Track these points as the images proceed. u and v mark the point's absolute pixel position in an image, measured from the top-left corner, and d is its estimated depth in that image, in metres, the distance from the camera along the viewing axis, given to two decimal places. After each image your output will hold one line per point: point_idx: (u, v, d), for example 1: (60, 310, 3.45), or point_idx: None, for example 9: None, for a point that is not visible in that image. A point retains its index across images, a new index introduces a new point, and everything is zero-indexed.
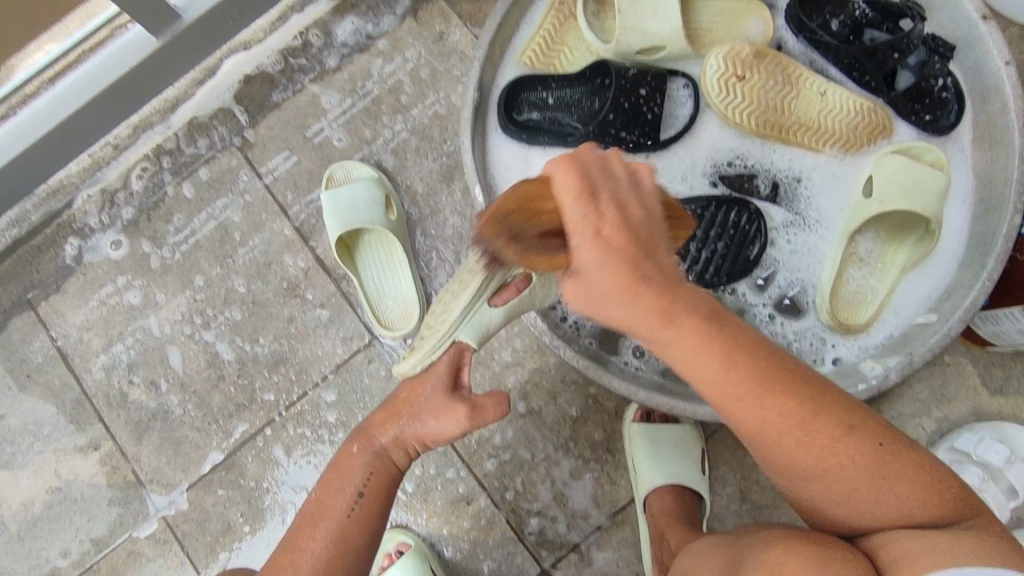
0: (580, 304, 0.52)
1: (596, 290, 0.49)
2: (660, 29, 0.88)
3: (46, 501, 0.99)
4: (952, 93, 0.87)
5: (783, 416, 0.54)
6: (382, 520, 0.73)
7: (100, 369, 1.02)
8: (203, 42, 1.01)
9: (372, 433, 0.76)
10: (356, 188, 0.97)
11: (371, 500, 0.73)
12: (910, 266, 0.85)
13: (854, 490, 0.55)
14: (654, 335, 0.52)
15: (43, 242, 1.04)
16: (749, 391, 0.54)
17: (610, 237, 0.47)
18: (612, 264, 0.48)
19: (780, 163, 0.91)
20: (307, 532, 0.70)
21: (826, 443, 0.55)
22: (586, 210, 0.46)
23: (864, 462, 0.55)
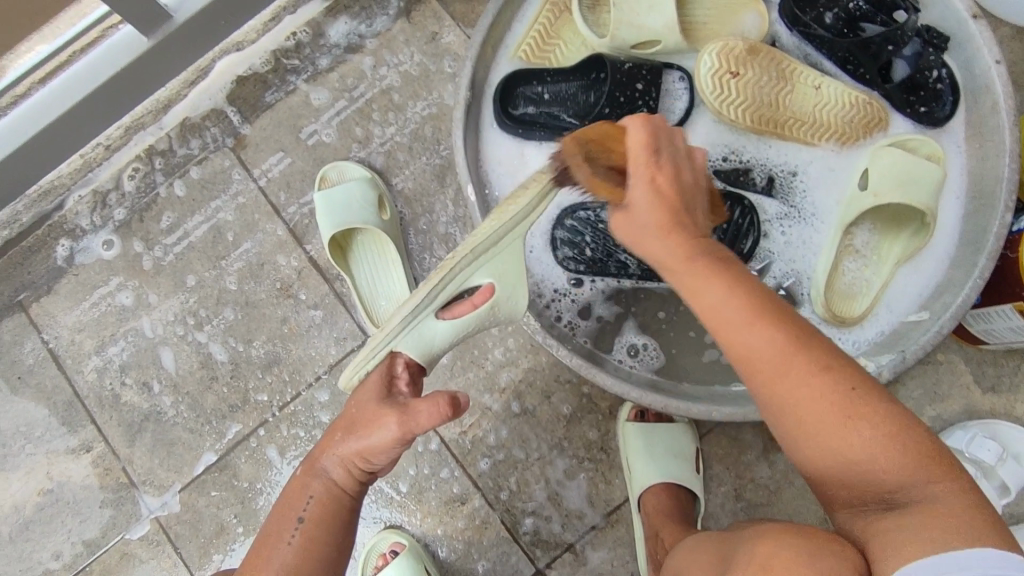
0: (623, 229, 0.61)
1: (637, 209, 0.59)
2: (655, 23, 0.88)
3: (38, 503, 0.98)
4: (947, 84, 0.87)
5: (776, 345, 0.54)
6: (341, 541, 0.69)
7: (92, 371, 1.01)
8: (194, 42, 1.01)
9: (317, 461, 0.70)
10: (348, 188, 0.97)
11: (314, 524, 0.68)
12: (905, 259, 0.85)
13: (843, 449, 0.52)
14: (675, 271, 0.59)
15: (35, 243, 1.04)
16: (742, 317, 0.55)
17: (632, 192, 0.58)
18: (656, 205, 0.58)
19: (775, 157, 0.91)
20: (256, 563, 0.67)
21: (816, 386, 0.53)
22: (646, 134, 0.57)
23: (855, 414, 0.52)
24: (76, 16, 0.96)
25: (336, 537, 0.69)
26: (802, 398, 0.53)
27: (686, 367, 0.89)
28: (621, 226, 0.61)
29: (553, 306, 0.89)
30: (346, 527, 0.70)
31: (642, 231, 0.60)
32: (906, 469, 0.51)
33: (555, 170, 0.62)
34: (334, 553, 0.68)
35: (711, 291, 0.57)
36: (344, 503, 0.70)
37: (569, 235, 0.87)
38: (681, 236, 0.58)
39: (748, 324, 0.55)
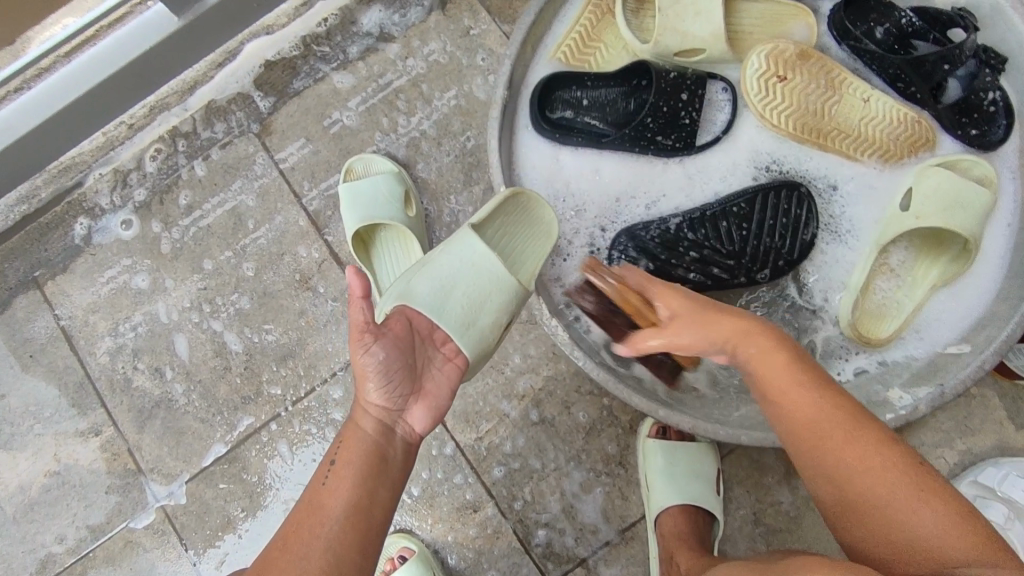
0: (664, 340, 0.67)
1: (681, 312, 0.67)
2: (700, 31, 0.85)
3: (44, 484, 0.97)
4: (1001, 107, 0.84)
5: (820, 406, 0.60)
6: (370, 497, 0.60)
7: (104, 354, 0.99)
8: (224, 24, 0.99)
9: (356, 421, 0.63)
10: (375, 183, 0.95)
11: (347, 466, 0.61)
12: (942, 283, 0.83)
13: (891, 496, 0.55)
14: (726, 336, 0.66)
15: (53, 219, 1.02)
16: (787, 392, 0.62)
17: (678, 306, 0.68)
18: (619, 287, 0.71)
19: (816, 169, 0.88)
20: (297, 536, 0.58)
21: (851, 437, 0.58)
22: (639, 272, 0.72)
23: (889, 466, 0.56)
24: None
25: (366, 486, 0.60)
26: (856, 464, 0.57)
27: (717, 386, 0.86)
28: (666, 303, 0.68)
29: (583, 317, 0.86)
30: (376, 486, 0.60)
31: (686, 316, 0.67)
32: (925, 512, 0.53)
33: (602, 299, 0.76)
34: (357, 507, 0.59)
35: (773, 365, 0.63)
36: (378, 461, 0.61)
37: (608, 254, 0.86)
38: (728, 323, 0.66)
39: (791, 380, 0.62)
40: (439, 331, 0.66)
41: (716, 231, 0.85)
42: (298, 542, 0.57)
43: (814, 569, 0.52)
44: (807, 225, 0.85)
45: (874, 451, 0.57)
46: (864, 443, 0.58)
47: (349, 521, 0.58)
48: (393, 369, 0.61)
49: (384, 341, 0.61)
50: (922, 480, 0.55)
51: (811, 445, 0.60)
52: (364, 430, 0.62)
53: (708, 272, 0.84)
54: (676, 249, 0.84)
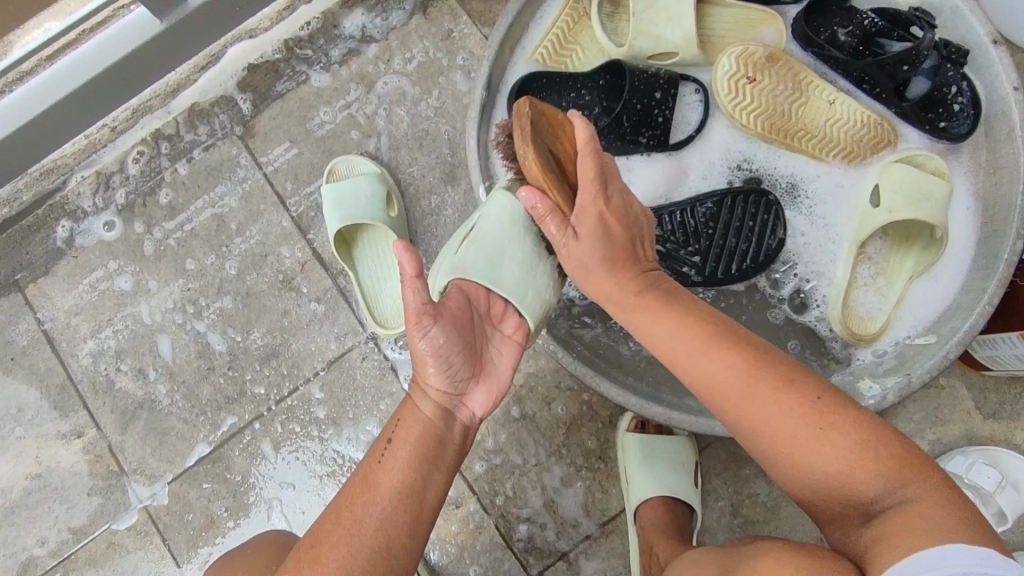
0: (574, 262, 0.67)
1: (585, 252, 0.66)
2: (672, 35, 0.87)
3: (25, 487, 0.96)
4: (966, 99, 0.85)
5: (730, 370, 0.59)
6: (426, 481, 0.61)
7: (87, 355, 0.99)
8: (206, 29, 1.00)
9: (417, 399, 0.65)
10: (357, 183, 0.96)
11: (406, 444, 0.62)
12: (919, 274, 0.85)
13: (819, 454, 0.54)
14: (619, 305, 0.68)
15: (35, 222, 1.03)
16: (693, 347, 0.62)
17: (586, 226, 0.66)
18: (548, 191, 0.66)
19: (782, 168, 0.91)
20: (349, 509, 0.59)
21: (771, 395, 0.57)
22: (592, 153, 0.65)
23: (822, 426, 0.55)
24: None
25: (422, 463, 0.62)
26: (776, 426, 0.57)
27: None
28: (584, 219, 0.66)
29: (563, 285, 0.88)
30: (430, 468, 0.62)
31: (633, 313, 0.67)
32: (853, 460, 0.53)
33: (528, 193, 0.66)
34: (411, 487, 0.60)
35: (660, 324, 0.65)
36: (438, 440, 0.63)
37: None
38: (630, 270, 0.68)
39: (702, 348, 0.61)
40: (497, 309, 0.70)
41: (684, 227, 0.87)
42: (354, 515, 0.59)
43: (770, 558, 0.53)
44: (773, 231, 0.88)
45: (784, 409, 0.56)
46: (774, 394, 0.57)
47: (403, 502, 0.59)
48: (452, 353, 0.63)
49: (442, 320, 0.62)
50: (830, 414, 0.55)
51: (730, 408, 0.60)
52: (423, 410, 0.64)
53: (674, 269, 0.87)
54: None
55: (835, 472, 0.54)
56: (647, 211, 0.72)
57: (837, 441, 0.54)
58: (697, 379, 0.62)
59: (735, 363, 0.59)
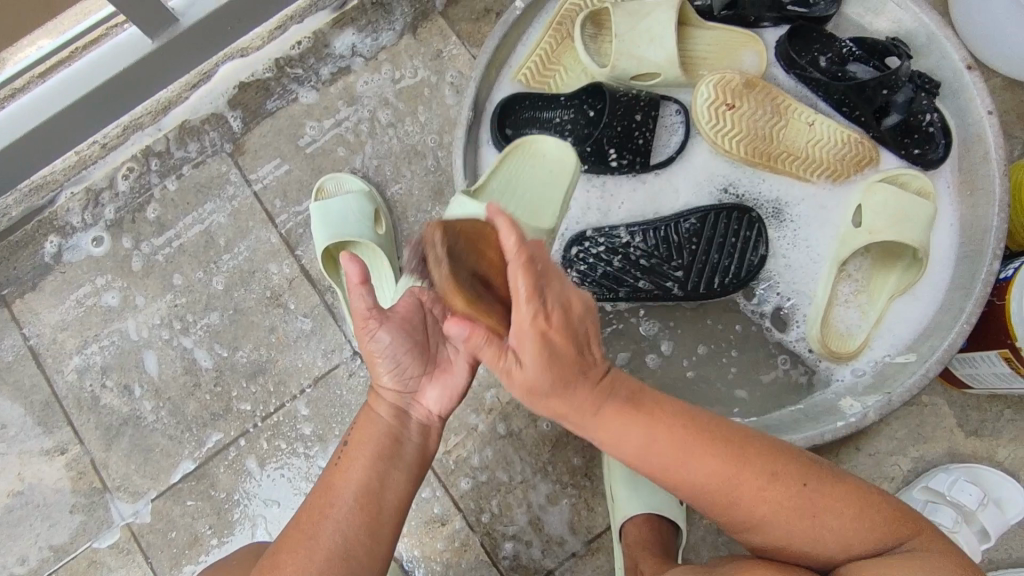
0: (521, 387, 0.57)
1: (531, 380, 0.55)
2: (654, 56, 0.89)
3: (7, 504, 0.95)
4: (938, 127, 0.89)
5: (714, 476, 0.58)
6: (383, 480, 0.63)
7: (72, 371, 0.99)
8: (198, 48, 1.02)
9: (376, 400, 0.67)
10: (345, 201, 0.96)
11: (366, 446, 0.65)
12: (900, 291, 0.86)
13: (812, 535, 0.57)
14: (580, 423, 0.59)
15: (23, 238, 1.03)
16: (671, 458, 0.58)
17: (552, 334, 0.54)
18: (480, 319, 0.55)
19: (767, 191, 0.92)
20: (312, 513, 0.62)
21: (760, 491, 0.58)
22: (522, 267, 0.51)
23: (814, 513, 0.57)
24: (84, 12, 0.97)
25: (377, 463, 0.64)
26: (773, 523, 0.58)
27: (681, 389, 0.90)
28: (491, 361, 0.57)
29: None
30: (387, 466, 0.64)
31: (593, 429, 0.59)
32: (845, 536, 0.57)
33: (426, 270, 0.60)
34: (368, 486, 0.63)
35: (626, 431, 0.58)
36: (395, 440, 0.65)
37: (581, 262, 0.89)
38: (586, 387, 0.57)
39: (676, 455, 0.58)
40: None
41: (669, 241, 0.88)
42: (315, 523, 0.61)
43: None
44: (755, 248, 0.89)
45: (773, 505, 0.58)
46: (762, 489, 0.58)
47: (360, 504, 0.62)
48: (399, 351, 0.65)
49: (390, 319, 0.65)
50: (812, 488, 0.58)
51: (718, 502, 0.59)
52: (379, 413, 0.66)
53: (658, 284, 0.88)
54: (627, 257, 0.88)
55: (835, 541, 0.57)
56: (589, 299, 0.56)
57: (826, 519, 0.57)
58: (685, 487, 0.59)
59: (714, 466, 0.57)
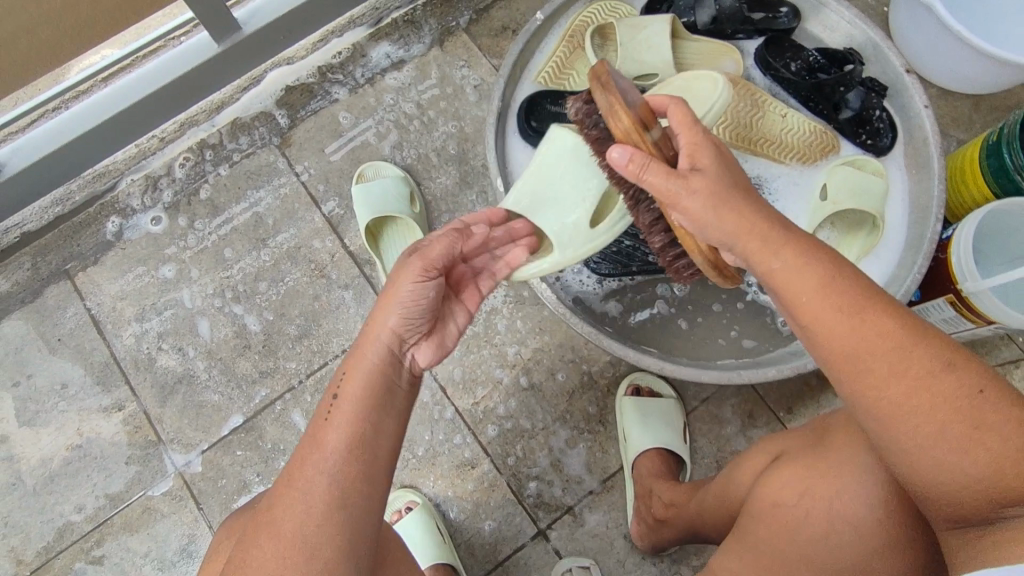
0: (693, 219, 0.61)
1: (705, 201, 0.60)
2: (651, 61, 1.05)
3: (66, 457, 1.03)
4: (886, 123, 1.06)
5: (884, 337, 0.55)
6: (365, 446, 0.59)
7: (130, 336, 1.09)
8: (253, 56, 1.15)
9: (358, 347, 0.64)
10: (385, 184, 1.10)
11: (343, 400, 0.61)
12: (864, 253, 1.01)
13: (944, 442, 0.53)
14: (750, 247, 0.60)
15: (86, 219, 1.13)
16: (840, 311, 0.56)
17: (704, 159, 0.62)
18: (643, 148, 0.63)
19: (748, 170, 1.08)
20: (301, 467, 0.58)
21: (921, 378, 0.54)
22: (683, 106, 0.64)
23: (973, 427, 0.52)
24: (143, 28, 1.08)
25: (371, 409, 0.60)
26: (909, 420, 0.54)
27: (688, 341, 1.01)
28: (653, 188, 0.61)
29: (570, 281, 1.01)
30: (382, 414, 0.61)
31: (780, 274, 0.59)
32: (992, 461, 0.52)
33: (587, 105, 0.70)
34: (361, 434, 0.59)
35: (802, 276, 0.58)
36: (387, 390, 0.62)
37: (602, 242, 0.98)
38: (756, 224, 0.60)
39: (844, 310, 0.56)
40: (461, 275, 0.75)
41: None
42: (304, 477, 0.57)
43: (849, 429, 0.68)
44: None
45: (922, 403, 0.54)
46: (926, 381, 0.54)
47: (341, 471, 0.57)
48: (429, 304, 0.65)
49: (420, 258, 0.65)
50: (982, 413, 0.52)
51: (856, 378, 0.56)
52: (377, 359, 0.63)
53: None
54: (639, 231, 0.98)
55: (977, 472, 0.53)
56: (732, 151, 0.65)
57: (988, 449, 0.52)
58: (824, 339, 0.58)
59: (882, 327, 0.55)
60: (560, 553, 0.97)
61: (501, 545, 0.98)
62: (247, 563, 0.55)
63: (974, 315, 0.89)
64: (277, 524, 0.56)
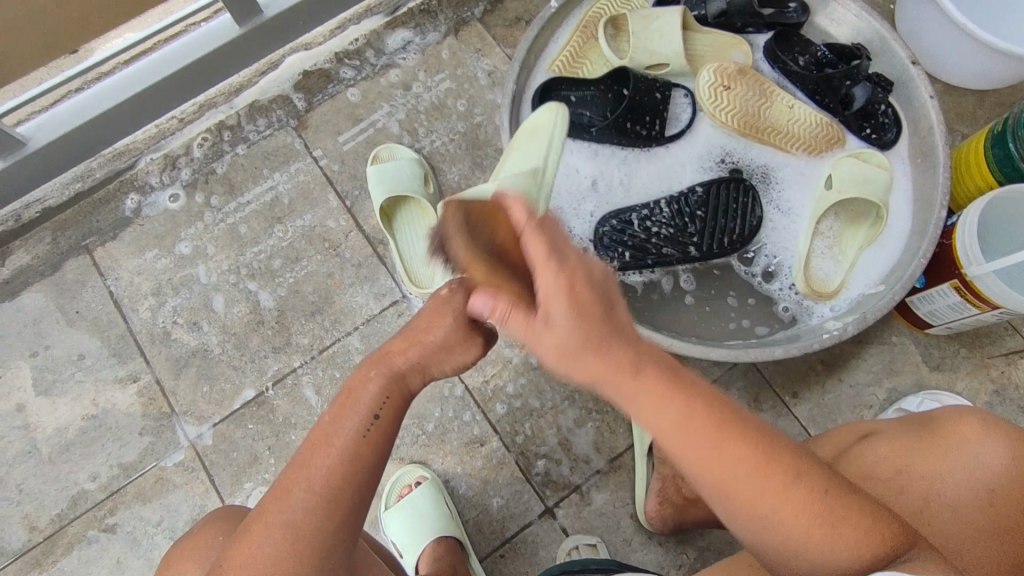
0: (553, 351, 0.54)
1: (563, 340, 0.53)
2: (664, 50, 1.07)
3: (81, 427, 1.05)
4: (891, 119, 1.07)
5: (710, 433, 0.54)
6: (370, 460, 0.61)
7: (147, 311, 1.10)
8: (272, 40, 1.17)
9: (388, 354, 0.65)
10: (399, 165, 1.11)
11: (359, 410, 0.62)
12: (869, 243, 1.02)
13: (781, 513, 0.55)
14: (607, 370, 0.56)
15: (106, 196, 1.15)
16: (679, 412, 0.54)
17: (582, 289, 0.52)
18: (503, 291, 0.56)
19: (756, 159, 1.09)
20: (320, 452, 0.60)
21: (758, 469, 0.54)
22: (540, 233, 0.52)
23: (814, 508, 0.54)
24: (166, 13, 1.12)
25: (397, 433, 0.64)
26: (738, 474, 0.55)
27: (696, 325, 1.04)
28: (519, 330, 0.56)
29: None
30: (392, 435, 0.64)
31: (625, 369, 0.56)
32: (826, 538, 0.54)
33: (440, 232, 0.61)
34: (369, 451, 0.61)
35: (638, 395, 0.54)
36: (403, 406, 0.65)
37: (614, 231, 1.03)
38: (601, 322, 0.53)
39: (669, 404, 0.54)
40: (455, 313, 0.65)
41: (680, 213, 1.04)
42: (315, 472, 0.59)
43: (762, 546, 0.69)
44: (752, 210, 1.05)
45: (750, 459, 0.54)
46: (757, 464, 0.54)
47: (346, 479, 0.59)
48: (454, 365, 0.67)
49: (480, 337, 0.65)
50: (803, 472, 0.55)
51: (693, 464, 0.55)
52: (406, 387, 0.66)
53: (679, 248, 1.03)
54: (648, 228, 1.03)
55: (815, 544, 0.54)
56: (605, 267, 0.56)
57: (832, 530, 0.54)
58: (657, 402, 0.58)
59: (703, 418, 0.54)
60: (567, 531, 0.98)
61: (509, 522, 0.99)
62: (241, 550, 0.58)
63: (978, 300, 0.90)
64: (281, 509, 0.58)
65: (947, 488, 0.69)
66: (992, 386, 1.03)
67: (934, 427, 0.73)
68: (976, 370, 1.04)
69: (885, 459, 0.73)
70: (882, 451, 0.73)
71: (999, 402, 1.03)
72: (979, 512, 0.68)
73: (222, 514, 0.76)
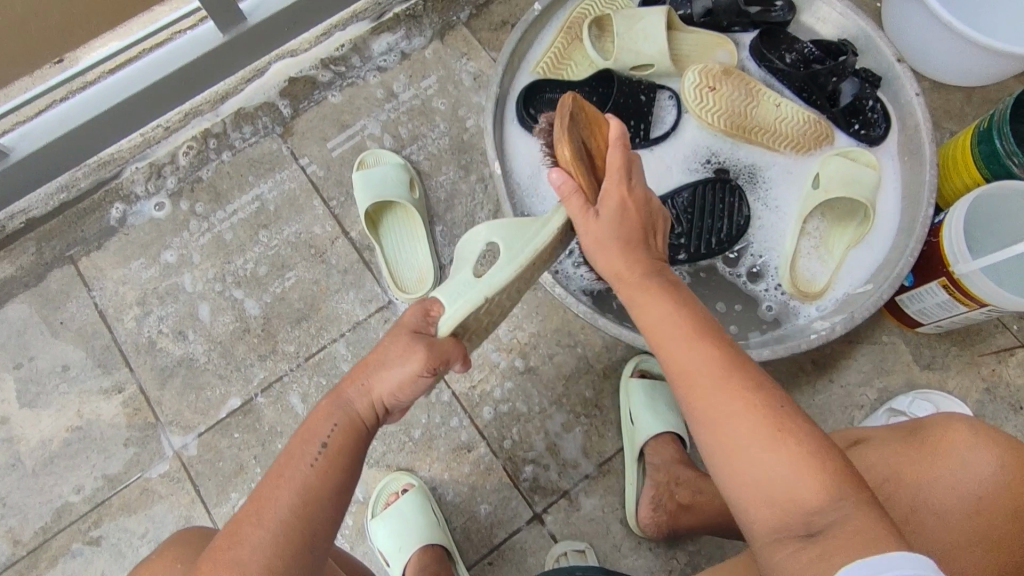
0: (592, 240, 0.71)
1: (604, 230, 0.70)
2: (649, 50, 1.06)
3: (65, 439, 1.04)
4: (879, 114, 1.07)
5: (709, 363, 0.60)
6: (321, 492, 0.62)
7: (132, 321, 1.10)
8: (257, 47, 1.16)
9: (340, 387, 0.69)
10: (385, 169, 1.10)
11: (310, 442, 0.65)
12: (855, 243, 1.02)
13: (747, 434, 0.56)
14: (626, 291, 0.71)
15: (91, 205, 1.14)
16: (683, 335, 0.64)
17: (630, 211, 0.71)
18: (579, 173, 0.70)
19: (743, 159, 1.09)
20: (269, 484, 0.62)
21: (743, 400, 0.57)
22: (622, 153, 0.72)
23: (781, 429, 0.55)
24: (149, 21, 1.12)
25: (352, 469, 0.66)
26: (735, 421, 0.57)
27: None
28: (585, 231, 0.70)
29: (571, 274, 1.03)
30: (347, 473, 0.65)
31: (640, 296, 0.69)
32: (796, 467, 0.53)
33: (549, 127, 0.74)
34: (317, 484, 0.62)
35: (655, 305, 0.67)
36: (358, 433, 0.67)
37: None
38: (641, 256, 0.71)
39: (686, 341, 0.63)
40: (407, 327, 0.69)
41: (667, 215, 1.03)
42: (264, 505, 0.60)
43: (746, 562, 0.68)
44: (739, 210, 1.05)
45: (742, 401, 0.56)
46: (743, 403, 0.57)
47: (297, 508, 0.60)
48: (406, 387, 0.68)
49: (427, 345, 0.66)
50: (794, 424, 0.55)
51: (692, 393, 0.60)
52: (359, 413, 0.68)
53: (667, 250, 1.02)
54: None
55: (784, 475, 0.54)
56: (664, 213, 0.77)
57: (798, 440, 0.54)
58: (674, 362, 0.64)
59: (711, 352, 0.61)
60: (555, 537, 0.97)
61: (497, 529, 0.97)
62: None
63: (968, 298, 0.89)
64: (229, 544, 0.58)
65: (935, 499, 0.68)
66: (983, 384, 1.03)
67: (925, 434, 0.71)
68: (967, 368, 1.03)
69: (877, 464, 0.71)
70: (874, 454, 0.72)
71: (990, 400, 1.02)
72: (965, 522, 0.67)
73: (191, 533, 0.75)
